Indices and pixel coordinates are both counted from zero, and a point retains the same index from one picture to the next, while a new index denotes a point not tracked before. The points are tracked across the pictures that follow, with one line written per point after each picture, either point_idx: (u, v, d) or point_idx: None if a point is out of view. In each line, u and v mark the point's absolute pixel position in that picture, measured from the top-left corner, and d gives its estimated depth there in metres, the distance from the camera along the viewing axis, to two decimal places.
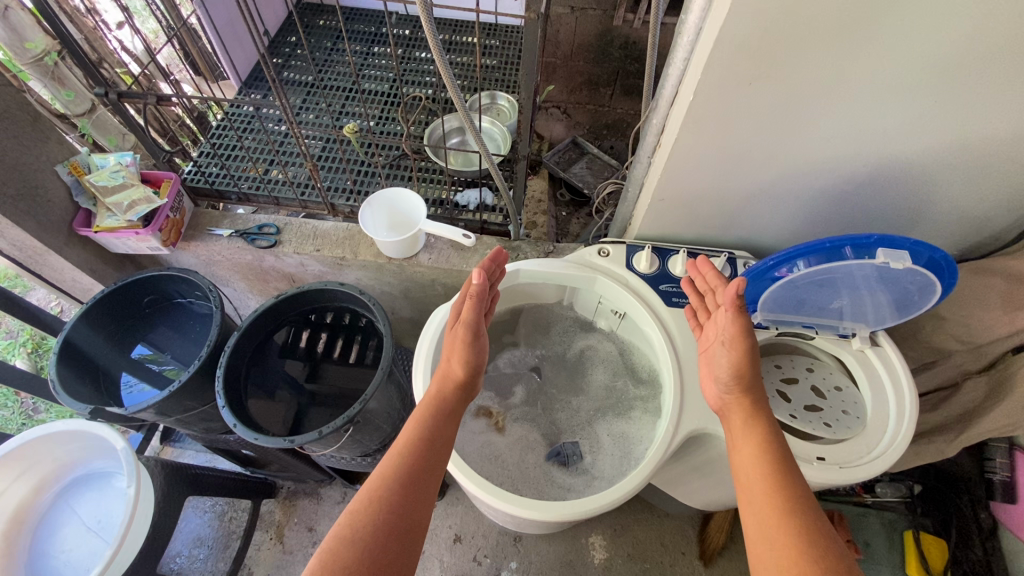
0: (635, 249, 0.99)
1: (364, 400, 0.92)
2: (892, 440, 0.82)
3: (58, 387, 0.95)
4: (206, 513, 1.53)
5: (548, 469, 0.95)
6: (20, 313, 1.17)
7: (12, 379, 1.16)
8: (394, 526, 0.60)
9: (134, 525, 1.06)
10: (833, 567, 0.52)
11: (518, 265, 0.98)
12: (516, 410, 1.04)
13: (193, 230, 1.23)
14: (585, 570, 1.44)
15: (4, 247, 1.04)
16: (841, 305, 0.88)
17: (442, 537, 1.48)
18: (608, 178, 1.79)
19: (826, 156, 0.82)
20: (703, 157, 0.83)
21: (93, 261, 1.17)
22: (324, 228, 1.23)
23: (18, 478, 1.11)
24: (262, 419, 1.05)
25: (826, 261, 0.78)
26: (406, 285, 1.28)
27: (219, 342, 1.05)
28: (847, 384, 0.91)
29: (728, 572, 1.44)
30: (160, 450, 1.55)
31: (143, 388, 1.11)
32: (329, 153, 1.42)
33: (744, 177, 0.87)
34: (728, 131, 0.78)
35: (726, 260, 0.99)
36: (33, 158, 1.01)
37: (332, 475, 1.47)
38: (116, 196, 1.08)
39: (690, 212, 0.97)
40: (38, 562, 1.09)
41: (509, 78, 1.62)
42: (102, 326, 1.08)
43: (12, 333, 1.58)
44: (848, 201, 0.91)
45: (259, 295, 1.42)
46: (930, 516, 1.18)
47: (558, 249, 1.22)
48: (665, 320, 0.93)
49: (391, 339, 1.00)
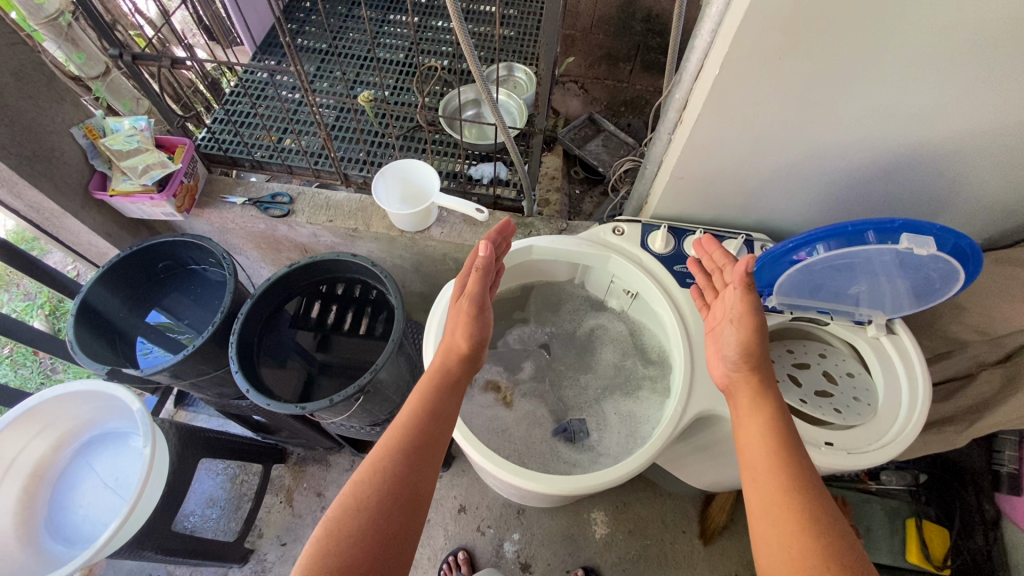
0: (651, 228, 0.98)
1: (374, 370, 0.93)
2: (902, 429, 0.82)
3: (76, 349, 0.97)
4: (219, 475, 1.57)
5: (555, 445, 0.96)
6: (37, 274, 1.19)
7: (31, 339, 1.19)
8: (399, 495, 0.61)
9: (150, 480, 1.08)
10: (833, 543, 0.53)
11: (532, 241, 0.97)
12: (524, 385, 1.05)
13: (206, 197, 1.23)
14: (586, 544, 1.47)
15: (21, 208, 1.04)
16: (858, 291, 0.87)
17: (447, 506, 1.51)
18: (624, 156, 1.76)
19: (854, 137, 0.79)
20: (726, 135, 0.81)
21: (109, 225, 1.18)
22: (338, 199, 1.23)
23: (39, 434, 1.14)
24: (274, 386, 1.07)
25: (846, 245, 0.76)
26: (417, 259, 1.28)
27: (232, 309, 1.06)
28: (859, 371, 0.90)
29: (727, 551, 1.46)
30: (174, 413, 1.58)
31: (158, 352, 1.13)
32: (343, 123, 1.40)
33: (767, 157, 0.85)
34: (754, 107, 0.75)
35: (743, 242, 0.97)
36: (48, 119, 1.01)
37: (340, 443, 1.50)
38: (130, 160, 1.08)
39: (709, 192, 0.94)
40: (57, 515, 1.13)
41: (526, 50, 1.59)
42: (117, 290, 1.10)
43: (30, 294, 1.60)
44: (874, 185, 0.88)
45: (272, 265, 1.43)
46: (932, 505, 1.17)
47: (571, 227, 1.20)
48: (677, 301, 0.92)
49: (402, 312, 1.00)
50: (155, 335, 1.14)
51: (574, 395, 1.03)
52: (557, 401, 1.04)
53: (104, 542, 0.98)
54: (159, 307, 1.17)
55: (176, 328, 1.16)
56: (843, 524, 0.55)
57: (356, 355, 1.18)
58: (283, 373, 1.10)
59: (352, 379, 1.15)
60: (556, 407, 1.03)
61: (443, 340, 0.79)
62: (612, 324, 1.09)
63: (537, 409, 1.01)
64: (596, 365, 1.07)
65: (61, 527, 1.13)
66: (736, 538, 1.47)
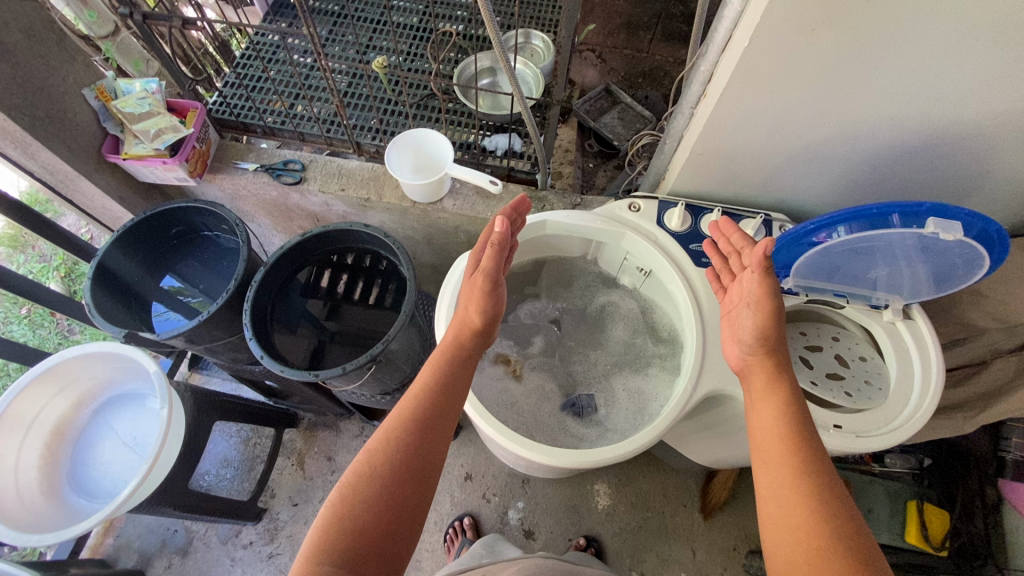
0: (668, 205, 0.96)
1: (386, 340, 0.94)
2: (912, 414, 0.82)
3: (93, 310, 0.98)
4: (232, 437, 1.61)
5: (563, 418, 0.97)
6: (53, 236, 1.20)
7: (48, 300, 1.21)
8: (411, 466, 0.62)
9: (168, 440, 1.11)
10: (839, 526, 0.53)
11: (546, 216, 0.96)
12: (534, 360, 1.05)
13: (219, 163, 1.23)
14: (588, 514, 1.50)
15: (36, 170, 1.04)
16: (877, 274, 0.85)
17: (453, 474, 1.54)
18: (640, 130, 1.72)
19: (885, 115, 0.77)
20: (752, 110, 0.78)
21: (122, 189, 1.18)
22: (350, 168, 1.22)
23: (61, 393, 1.17)
24: (286, 352, 1.08)
25: (869, 228, 0.74)
26: (429, 230, 1.28)
27: (246, 277, 1.06)
28: (872, 355, 0.90)
29: (727, 526, 1.49)
30: (188, 376, 1.62)
31: (172, 316, 1.14)
32: (356, 89, 1.37)
33: (792, 134, 0.82)
34: (783, 81, 0.73)
35: (762, 222, 0.94)
36: (60, 80, 1.00)
37: (350, 410, 1.53)
38: (142, 122, 1.07)
39: (729, 169, 0.92)
40: (79, 471, 1.18)
41: (544, 16, 1.54)
42: (132, 253, 1.10)
43: (46, 256, 1.62)
44: (900, 166, 0.86)
45: (283, 233, 1.43)
46: (934, 488, 1.18)
47: (585, 201, 1.19)
48: (692, 280, 0.92)
49: (414, 284, 1.00)
50: (170, 299, 1.15)
51: (583, 371, 1.04)
52: (566, 376, 1.05)
53: (125, 498, 1.02)
54: (174, 271, 1.18)
55: (190, 293, 1.17)
56: (852, 510, 0.55)
57: (365, 323, 1.19)
58: (293, 340, 1.12)
59: (362, 347, 1.16)
60: (565, 382, 1.04)
61: (455, 315, 0.78)
62: (624, 301, 1.08)
63: (546, 383, 1.02)
64: (606, 342, 1.07)
65: (82, 482, 1.17)
66: (736, 513, 1.50)
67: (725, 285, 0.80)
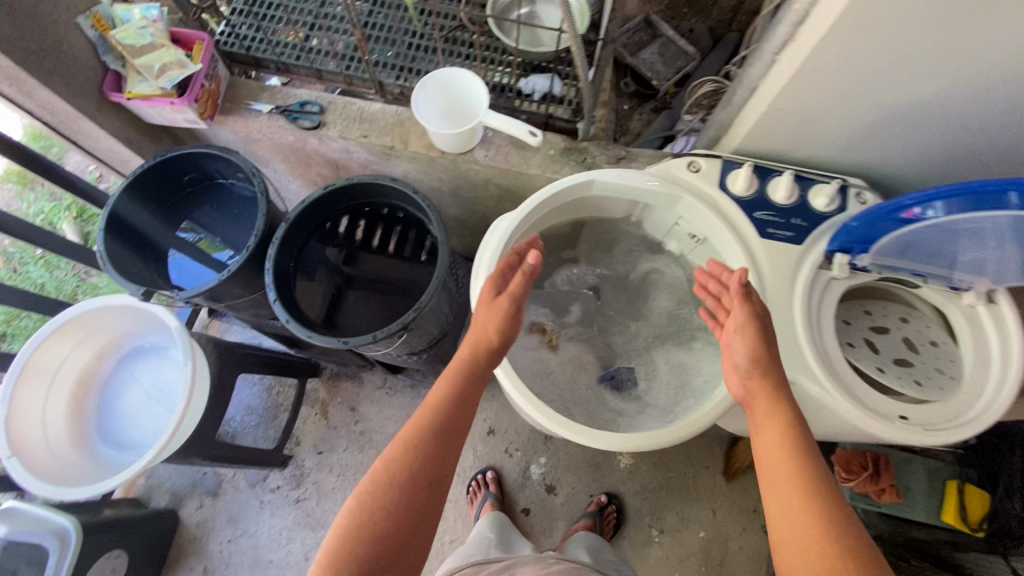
0: (731, 165, 0.85)
1: (418, 308, 0.88)
2: (987, 408, 0.75)
3: (107, 263, 0.93)
4: (256, 385, 1.61)
5: (600, 392, 0.93)
6: (60, 181, 1.13)
7: (62, 248, 1.16)
8: (420, 477, 0.65)
9: (194, 396, 1.10)
10: (841, 551, 0.51)
11: (595, 176, 0.86)
12: (571, 329, 1.00)
13: (230, 103, 1.12)
14: (611, 472, 1.50)
15: (35, 110, 0.96)
16: (967, 257, 0.74)
17: (476, 429, 1.54)
18: (683, 69, 1.56)
19: (1013, 71, 0.64)
20: (851, 59, 0.66)
21: (129, 131, 1.09)
22: (372, 111, 1.11)
23: (82, 343, 1.14)
24: (302, 302, 1.02)
25: (973, 207, 0.63)
26: (458, 182, 1.18)
27: (268, 232, 1.00)
28: (944, 340, 0.82)
29: (749, 488, 1.49)
30: (208, 323, 1.59)
31: (190, 268, 1.09)
32: (377, 17, 1.22)
33: (893, 89, 0.70)
34: (899, 26, 0.60)
35: (839, 188, 0.82)
36: (50, 6, 0.89)
37: (374, 363, 1.50)
38: (144, 57, 0.97)
39: (807, 128, 0.80)
40: (106, 420, 1.18)
41: None
42: (144, 200, 1.04)
43: (57, 196, 1.56)
44: (1013, 130, 0.74)
45: (301, 179, 1.34)
46: (975, 466, 1.12)
47: (630, 155, 1.09)
48: (755, 253, 0.83)
49: (447, 246, 0.93)
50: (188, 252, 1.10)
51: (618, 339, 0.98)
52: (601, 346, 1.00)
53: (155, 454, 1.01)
54: (190, 219, 1.12)
55: (209, 244, 1.11)
56: (861, 532, 0.53)
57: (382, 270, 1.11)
58: (309, 287, 1.05)
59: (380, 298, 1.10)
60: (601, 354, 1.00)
61: (471, 329, 0.78)
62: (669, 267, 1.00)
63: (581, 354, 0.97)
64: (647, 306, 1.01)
65: (110, 432, 1.17)
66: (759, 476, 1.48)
67: (721, 322, 0.75)
